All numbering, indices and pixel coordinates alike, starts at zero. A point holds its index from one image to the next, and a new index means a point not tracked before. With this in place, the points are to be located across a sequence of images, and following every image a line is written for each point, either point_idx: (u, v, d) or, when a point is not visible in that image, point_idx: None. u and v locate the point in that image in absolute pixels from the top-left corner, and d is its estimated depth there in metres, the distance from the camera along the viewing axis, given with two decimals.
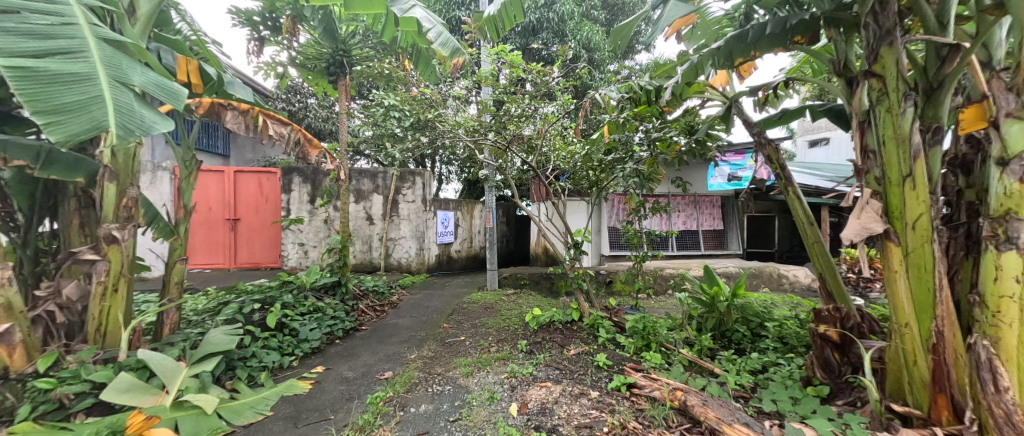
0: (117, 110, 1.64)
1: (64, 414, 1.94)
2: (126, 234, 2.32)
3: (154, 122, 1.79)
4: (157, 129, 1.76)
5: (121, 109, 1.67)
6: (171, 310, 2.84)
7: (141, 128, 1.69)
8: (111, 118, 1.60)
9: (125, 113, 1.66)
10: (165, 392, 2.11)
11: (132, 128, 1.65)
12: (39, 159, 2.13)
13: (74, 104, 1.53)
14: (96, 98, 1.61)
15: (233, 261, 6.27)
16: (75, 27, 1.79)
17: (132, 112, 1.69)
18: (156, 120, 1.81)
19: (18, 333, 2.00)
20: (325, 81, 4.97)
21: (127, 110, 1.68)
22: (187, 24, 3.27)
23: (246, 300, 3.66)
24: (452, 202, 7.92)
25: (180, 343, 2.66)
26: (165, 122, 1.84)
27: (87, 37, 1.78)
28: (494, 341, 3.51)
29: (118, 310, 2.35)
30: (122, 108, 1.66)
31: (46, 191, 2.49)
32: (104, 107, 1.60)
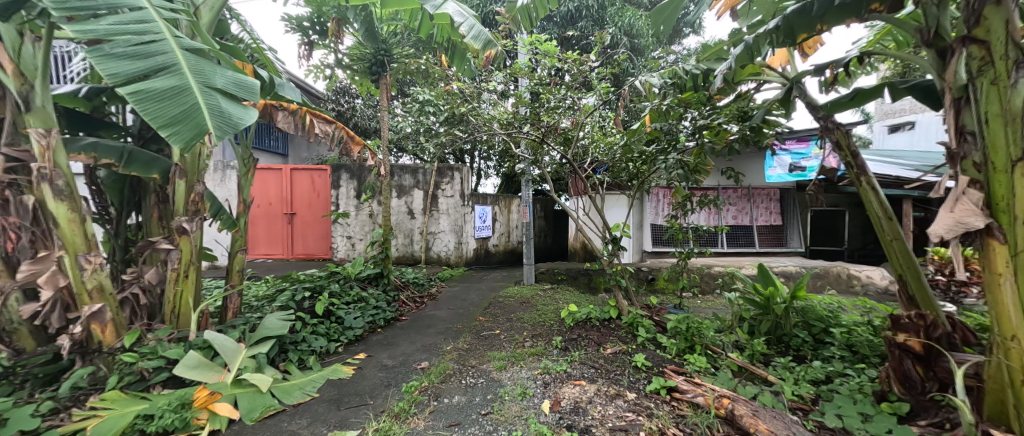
0: (210, 111, 1.66)
1: (144, 385, 2.16)
2: (195, 226, 2.55)
3: (242, 116, 1.77)
4: (246, 121, 1.74)
5: (214, 111, 1.69)
6: (233, 295, 3.09)
7: (233, 123, 1.70)
8: (210, 120, 1.63)
9: (218, 114, 1.68)
10: (227, 370, 2.30)
11: (228, 126, 1.67)
12: (122, 158, 2.38)
13: (180, 113, 1.59)
14: (193, 105, 1.64)
15: (290, 252, 6.76)
16: (160, 38, 1.81)
17: (223, 112, 1.71)
18: (243, 114, 1.79)
19: (108, 313, 2.19)
20: (368, 81, 5.17)
21: (218, 110, 1.70)
22: (247, 33, 3.53)
23: (299, 289, 3.94)
24: (490, 196, 7.96)
25: (242, 326, 2.89)
26: (250, 114, 1.82)
27: (173, 46, 1.79)
28: (529, 337, 3.47)
29: (189, 294, 2.59)
30: (215, 110, 1.69)
31: (132, 187, 2.75)
32: (202, 111, 1.64)
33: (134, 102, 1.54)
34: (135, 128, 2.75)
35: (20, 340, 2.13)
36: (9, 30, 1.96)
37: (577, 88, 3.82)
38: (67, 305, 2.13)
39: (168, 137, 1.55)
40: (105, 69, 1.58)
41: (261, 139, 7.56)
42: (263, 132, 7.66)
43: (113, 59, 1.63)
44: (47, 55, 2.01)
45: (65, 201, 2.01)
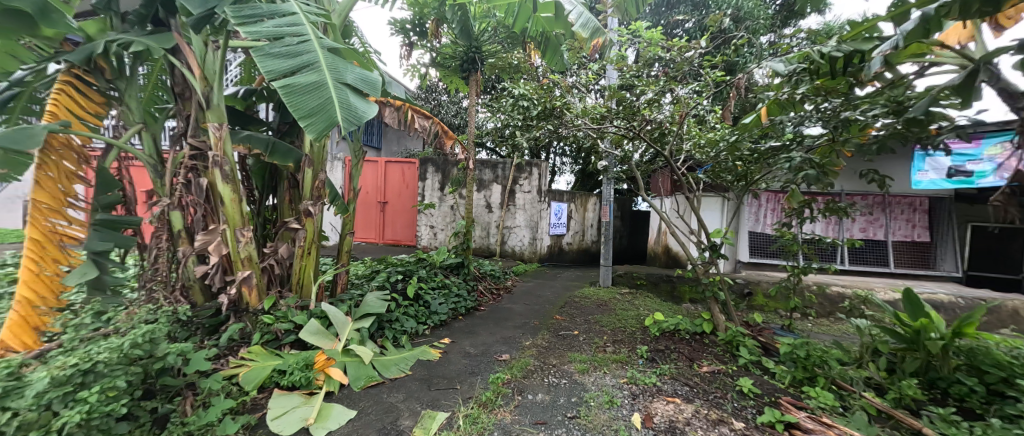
0: (341, 104, 1.84)
1: (278, 344, 2.53)
2: (318, 209, 2.91)
3: (365, 110, 1.92)
4: (368, 115, 1.88)
5: (344, 105, 1.86)
6: (342, 272, 3.45)
7: (358, 117, 1.85)
8: (340, 114, 1.80)
9: (346, 106, 1.85)
10: (338, 339, 2.57)
11: (353, 118, 1.83)
12: (269, 148, 2.80)
13: (318, 107, 1.79)
14: (328, 99, 1.83)
15: (382, 237, 7.41)
16: (307, 38, 2.04)
17: (350, 106, 1.87)
18: (366, 107, 1.94)
19: (253, 279, 2.58)
20: (458, 78, 5.38)
21: (347, 103, 1.87)
22: (359, 39, 3.90)
23: (392, 272, 4.28)
24: (566, 194, 7.81)
25: (348, 302, 3.22)
26: (371, 108, 1.97)
27: (317, 46, 2.03)
28: (610, 342, 3.31)
29: (310, 269, 2.95)
30: (344, 102, 1.87)
31: (271, 174, 3.20)
32: (335, 105, 1.82)
33: (285, 94, 1.78)
34: (274, 123, 3.18)
35: (192, 296, 2.60)
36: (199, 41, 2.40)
37: (678, 79, 3.51)
38: (225, 268, 2.55)
39: (307, 126, 1.76)
40: (267, 65, 1.85)
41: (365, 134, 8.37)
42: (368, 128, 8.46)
43: (273, 57, 1.90)
44: (222, 62, 2.43)
45: (230, 184, 2.45)
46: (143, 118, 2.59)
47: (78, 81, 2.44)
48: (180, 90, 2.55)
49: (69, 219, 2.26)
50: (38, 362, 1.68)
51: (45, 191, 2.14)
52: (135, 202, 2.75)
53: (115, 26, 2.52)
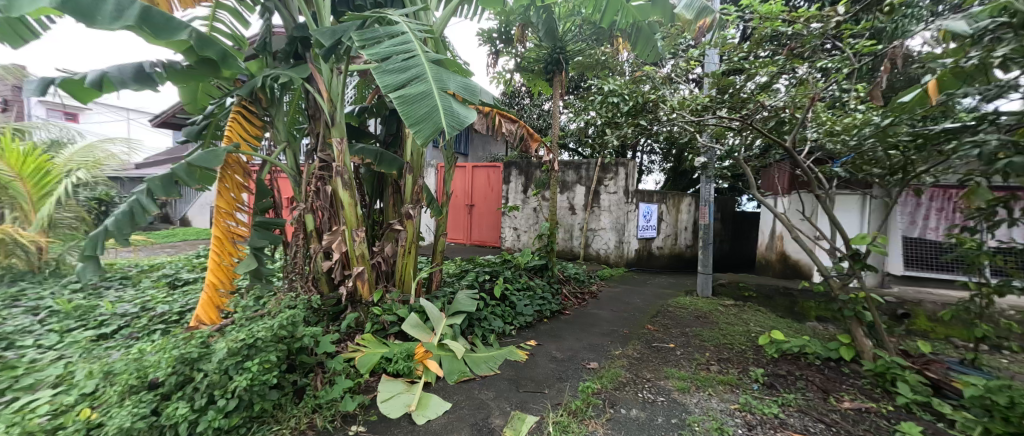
0: (444, 110, 1.97)
1: (384, 334, 2.80)
2: (417, 212, 3.16)
3: (466, 116, 2.03)
4: (469, 120, 2.00)
5: (447, 112, 1.98)
6: (437, 271, 3.68)
7: (460, 122, 1.97)
8: (444, 120, 1.93)
9: (449, 112, 1.98)
10: (434, 333, 2.73)
11: (456, 124, 1.95)
12: (378, 158, 3.12)
13: (426, 115, 1.93)
14: (434, 107, 1.97)
15: (469, 238, 7.79)
16: (415, 53, 2.22)
17: (453, 112, 1.99)
18: (466, 113, 2.06)
19: (365, 274, 2.90)
20: (542, 80, 5.38)
21: (450, 109, 1.99)
22: (451, 52, 4.12)
23: (480, 272, 4.45)
24: (656, 194, 7.22)
25: (442, 299, 3.42)
26: (471, 113, 2.08)
27: (424, 58, 2.19)
28: (714, 359, 2.95)
29: (410, 266, 3.22)
30: (448, 109, 1.99)
31: (379, 180, 3.56)
32: (440, 112, 1.95)
33: (398, 104, 1.96)
34: (382, 135, 3.55)
35: (320, 287, 3.03)
36: (326, 68, 2.79)
37: (801, 57, 2.98)
38: (344, 264, 2.91)
39: (416, 132, 1.92)
40: (383, 79, 2.05)
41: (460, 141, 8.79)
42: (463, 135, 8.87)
43: (388, 71, 2.09)
44: (343, 85, 2.78)
45: (348, 190, 2.81)
46: (286, 137, 3.12)
47: (244, 111, 3.05)
48: (312, 111, 2.99)
49: (238, 221, 2.86)
50: (218, 335, 2.11)
51: (223, 198, 2.76)
52: (281, 207, 3.34)
53: (268, 63, 3.08)
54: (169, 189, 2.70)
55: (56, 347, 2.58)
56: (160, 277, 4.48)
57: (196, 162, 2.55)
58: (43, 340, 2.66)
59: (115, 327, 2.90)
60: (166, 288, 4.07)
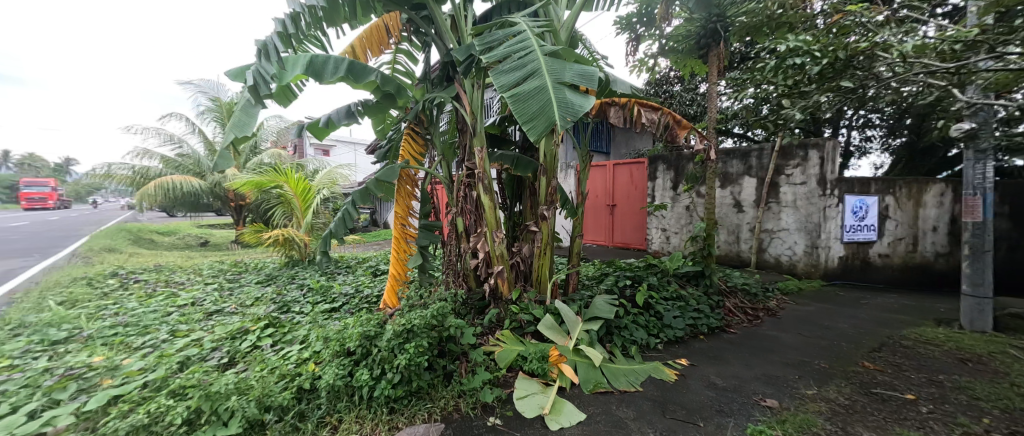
0: (558, 103, 1.91)
1: (521, 332, 2.79)
2: (551, 213, 3.13)
3: (581, 105, 1.93)
4: (584, 110, 1.89)
5: (561, 104, 1.92)
6: (573, 273, 3.44)
7: (573, 113, 1.88)
8: (557, 113, 1.87)
9: (563, 105, 1.91)
10: (570, 337, 2.62)
11: (568, 116, 1.87)
12: (516, 163, 3.26)
13: (539, 110, 1.91)
14: (548, 102, 1.93)
15: (611, 239, 7.39)
16: (531, 48, 2.19)
17: (567, 103, 1.92)
18: (582, 103, 1.95)
19: (505, 273, 3.02)
20: (694, 59, 4.66)
21: (564, 101, 1.92)
22: (587, 48, 3.98)
23: (621, 276, 4.15)
24: (875, 182, 5.18)
25: (578, 302, 3.25)
26: (587, 102, 1.96)
27: (540, 53, 2.16)
28: (998, 433, 1.91)
29: (546, 266, 3.18)
30: (561, 101, 1.92)
31: (518, 183, 3.65)
32: (553, 106, 1.90)
33: (512, 102, 1.98)
34: (520, 141, 3.69)
35: (469, 282, 3.34)
36: (469, 84, 3.05)
37: None
38: (487, 263, 3.12)
39: (528, 128, 1.91)
40: (499, 78, 2.09)
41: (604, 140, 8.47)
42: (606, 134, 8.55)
43: (505, 70, 2.12)
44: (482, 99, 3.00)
45: (489, 194, 3.00)
46: (442, 151, 3.58)
47: (413, 133, 3.70)
48: (460, 126, 3.36)
49: (410, 224, 3.50)
50: (393, 317, 2.54)
51: (399, 206, 3.43)
52: (440, 210, 3.84)
53: (428, 90, 3.59)
54: (366, 199, 3.40)
55: (307, 314, 3.64)
56: (368, 267, 5.84)
57: (381, 177, 3.19)
58: (302, 309, 3.79)
59: (338, 304, 3.89)
60: (370, 276, 5.28)
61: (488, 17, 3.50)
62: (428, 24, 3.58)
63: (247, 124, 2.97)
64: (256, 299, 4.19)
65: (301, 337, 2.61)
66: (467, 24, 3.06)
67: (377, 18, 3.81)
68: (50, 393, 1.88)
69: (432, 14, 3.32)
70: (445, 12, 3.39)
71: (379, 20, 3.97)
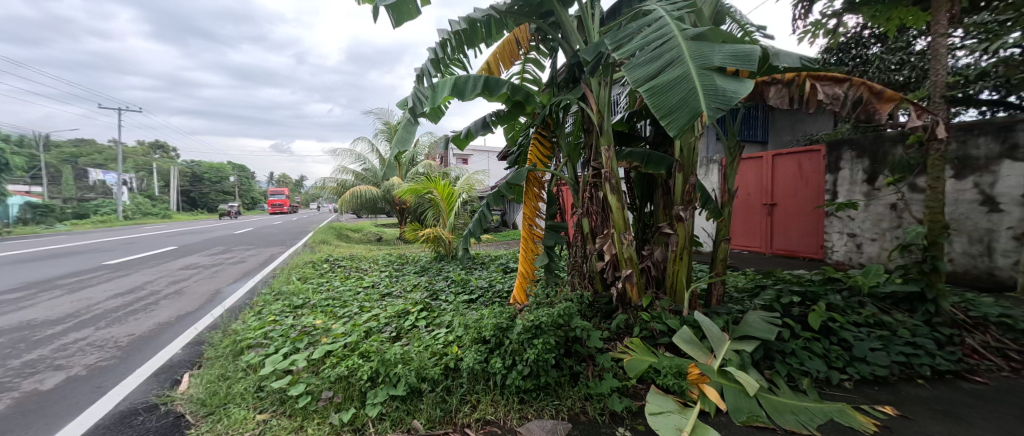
0: (706, 91, 1.72)
1: (653, 342, 2.53)
2: (689, 214, 2.66)
3: (735, 92, 1.70)
4: (740, 97, 1.65)
5: (709, 92, 1.71)
6: (718, 283, 2.88)
7: (726, 102, 1.66)
8: (703, 104, 1.68)
9: (713, 92, 1.71)
10: (714, 356, 2.15)
11: (720, 104, 1.66)
12: (647, 160, 2.99)
13: (681, 102, 1.74)
14: (692, 92, 1.75)
15: (770, 246, 5.19)
16: (671, 34, 2.01)
17: (717, 91, 1.71)
18: (736, 89, 1.72)
19: (634, 278, 2.81)
20: (903, 9, 3.51)
21: (714, 88, 1.72)
22: (736, 23, 3.42)
23: (783, 290, 3.09)
24: None
25: (724, 316, 2.64)
26: (743, 88, 1.71)
27: (681, 38, 1.96)
28: None
29: (683, 273, 2.80)
30: (710, 88, 1.73)
31: (649, 182, 3.34)
32: (699, 95, 1.71)
33: (649, 95, 1.85)
34: (651, 136, 3.40)
35: (595, 285, 3.29)
36: (595, 82, 2.93)
37: None
38: (615, 266, 2.98)
39: (668, 123, 1.76)
40: (633, 72, 1.97)
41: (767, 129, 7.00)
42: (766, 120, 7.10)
43: (640, 62, 1.99)
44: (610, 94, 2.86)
45: (616, 194, 2.84)
46: (568, 152, 3.60)
47: (540, 137, 3.82)
48: (587, 127, 3.32)
49: (537, 224, 3.64)
50: (523, 312, 2.68)
51: (527, 207, 3.61)
52: (565, 212, 3.92)
53: (556, 93, 3.66)
54: (498, 200, 3.62)
55: (451, 302, 4.16)
56: (500, 264, 6.31)
57: (512, 180, 3.40)
58: (447, 297, 4.34)
59: (475, 295, 4.31)
60: (501, 272, 5.69)
61: (617, 9, 3.36)
62: (556, 29, 3.66)
63: (406, 140, 3.58)
64: (414, 286, 5.01)
65: (447, 322, 3.00)
66: (596, 20, 2.98)
67: (509, 33, 4.10)
68: (293, 342, 2.64)
69: (560, 19, 3.37)
70: (573, 14, 3.41)
71: (510, 35, 4.26)
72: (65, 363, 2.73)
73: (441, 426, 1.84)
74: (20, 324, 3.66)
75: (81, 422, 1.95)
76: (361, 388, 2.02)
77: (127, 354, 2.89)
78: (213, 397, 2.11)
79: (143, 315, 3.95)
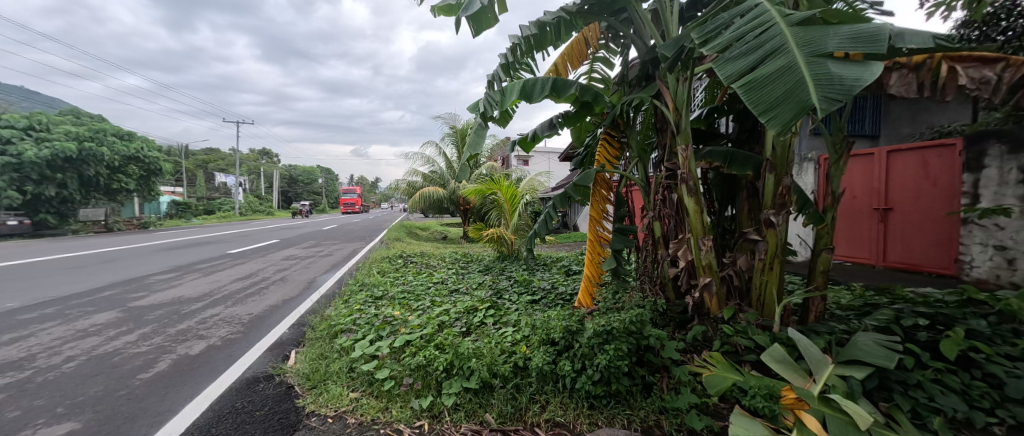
0: (817, 82, 1.53)
1: (737, 359, 2.31)
2: (781, 219, 2.41)
3: (856, 79, 1.50)
4: (863, 84, 1.46)
5: (822, 81, 1.54)
6: (816, 297, 2.54)
7: (844, 91, 1.48)
8: (815, 94, 1.51)
9: (826, 82, 1.52)
10: (813, 381, 1.92)
11: (836, 95, 1.48)
12: (727, 160, 2.67)
13: (785, 95, 1.59)
14: (800, 83, 1.58)
15: (881, 258, 4.43)
16: (771, 23, 1.85)
17: (833, 79, 1.53)
18: (858, 75, 1.51)
19: (714, 287, 2.59)
20: None
21: (827, 78, 1.53)
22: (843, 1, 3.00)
23: (905, 309, 2.63)
24: None
25: (825, 335, 2.33)
26: (868, 73, 1.51)
27: (784, 27, 1.79)
28: None
29: (773, 285, 2.52)
30: (823, 79, 1.54)
31: (731, 183, 3.05)
32: (808, 86, 1.55)
33: (744, 91, 1.71)
34: (733, 133, 3.12)
35: (667, 292, 3.10)
36: (672, 78, 2.73)
37: None
38: (690, 273, 2.78)
39: (768, 120, 1.61)
40: (725, 67, 1.84)
41: (879, 123, 6.00)
42: (879, 109, 6.03)
43: (733, 56, 1.85)
44: (690, 89, 2.65)
45: (694, 197, 2.61)
46: (638, 153, 3.44)
47: (609, 137, 3.73)
48: (660, 125, 3.14)
49: (604, 227, 3.55)
50: (591, 316, 2.64)
51: (593, 209, 3.54)
52: (635, 215, 3.72)
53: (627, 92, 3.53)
54: (565, 202, 3.58)
55: (516, 301, 4.24)
56: (562, 266, 6.27)
57: (579, 182, 3.36)
58: (511, 297, 4.43)
59: (538, 296, 4.34)
60: (564, 274, 5.66)
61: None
62: (628, 25, 3.52)
63: (477, 144, 3.72)
64: (479, 284, 5.19)
65: (513, 321, 3.06)
66: (675, 13, 2.80)
67: (578, 34, 4.05)
68: (377, 330, 2.90)
69: (634, 14, 3.23)
70: (647, 8, 3.25)
71: (578, 35, 4.21)
72: (205, 333, 3.33)
73: (511, 423, 1.89)
74: (173, 299, 4.52)
75: (220, 384, 2.37)
76: (437, 378, 2.16)
77: (248, 330, 3.42)
78: (315, 373, 2.41)
79: (258, 297, 4.64)
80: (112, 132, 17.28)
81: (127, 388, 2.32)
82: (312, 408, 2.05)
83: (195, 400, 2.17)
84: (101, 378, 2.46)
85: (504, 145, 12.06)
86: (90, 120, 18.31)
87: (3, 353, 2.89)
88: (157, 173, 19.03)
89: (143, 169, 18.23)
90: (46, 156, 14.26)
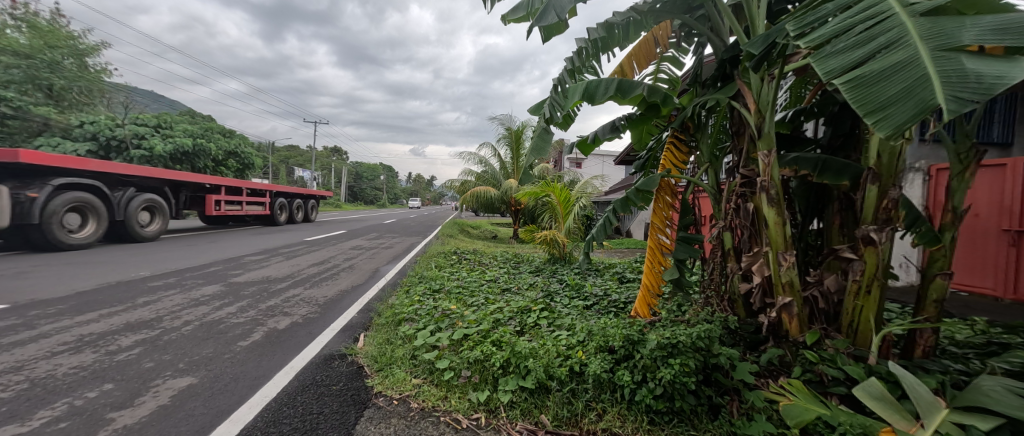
0: (945, 80, 1.32)
1: (822, 389, 2.06)
2: (885, 237, 2.11)
3: (1001, 75, 1.27)
4: (1009, 81, 1.23)
5: (953, 77, 1.32)
6: (926, 330, 2.20)
7: (981, 89, 1.26)
8: (941, 92, 1.30)
9: (957, 80, 1.30)
10: (919, 425, 1.67)
11: (968, 95, 1.26)
12: (817, 168, 2.38)
13: (901, 94, 1.39)
14: (922, 80, 1.38)
15: (1012, 291, 3.69)
16: (889, 15, 1.63)
17: (967, 76, 1.31)
18: (1003, 72, 1.28)
19: (794, 307, 2.34)
20: None
21: (959, 75, 1.31)
22: None
23: None
24: None
25: (936, 374, 2.01)
26: (1018, 70, 1.27)
27: (905, 20, 1.58)
28: None
29: (870, 311, 2.23)
30: (953, 75, 1.32)
31: (819, 195, 2.73)
32: (932, 83, 1.34)
33: (848, 89, 1.53)
34: (824, 139, 2.80)
35: (737, 309, 2.86)
36: (756, 78, 2.53)
37: None
38: (766, 290, 2.53)
39: (876, 122, 1.42)
40: (826, 62, 1.66)
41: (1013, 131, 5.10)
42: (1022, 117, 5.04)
43: (837, 50, 1.67)
44: (777, 90, 2.41)
45: (775, 206, 2.35)
46: (709, 158, 3.21)
47: (676, 141, 3.51)
48: (738, 129, 2.91)
49: (666, 234, 3.38)
50: (652, 327, 2.53)
51: (654, 214, 3.37)
52: (701, 224, 3.47)
53: (700, 93, 3.31)
54: (625, 206, 3.45)
55: (568, 305, 4.21)
56: (614, 272, 6.10)
57: (641, 186, 3.21)
58: (563, 300, 4.39)
59: (591, 302, 4.25)
60: (618, 281, 5.51)
61: None
62: (704, 22, 3.33)
63: (541, 148, 3.76)
64: (530, 285, 5.23)
65: (568, 324, 3.03)
66: (760, 7, 2.58)
67: (647, 33, 3.91)
68: (437, 321, 3.05)
69: (711, 11, 3.05)
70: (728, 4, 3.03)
71: (648, 34, 4.07)
72: (289, 311, 3.72)
73: (567, 427, 1.87)
74: (262, 278, 5.11)
75: (303, 357, 2.63)
76: (494, 374, 2.21)
77: (323, 311, 3.77)
78: (382, 356, 2.59)
79: (331, 282, 5.11)
80: (218, 131, 20.05)
81: (231, 353, 2.67)
82: (380, 388, 2.20)
83: (283, 369, 2.44)
84: (211, 342, 2.86)
85: (558, 148, 12.01)
86: (202, 121, 21.37)
87: (138, 313, 3.47)
88: (251, 167, 21.73)
89: (240, 163, 21.01)
90: (170, 150, 16.93)
